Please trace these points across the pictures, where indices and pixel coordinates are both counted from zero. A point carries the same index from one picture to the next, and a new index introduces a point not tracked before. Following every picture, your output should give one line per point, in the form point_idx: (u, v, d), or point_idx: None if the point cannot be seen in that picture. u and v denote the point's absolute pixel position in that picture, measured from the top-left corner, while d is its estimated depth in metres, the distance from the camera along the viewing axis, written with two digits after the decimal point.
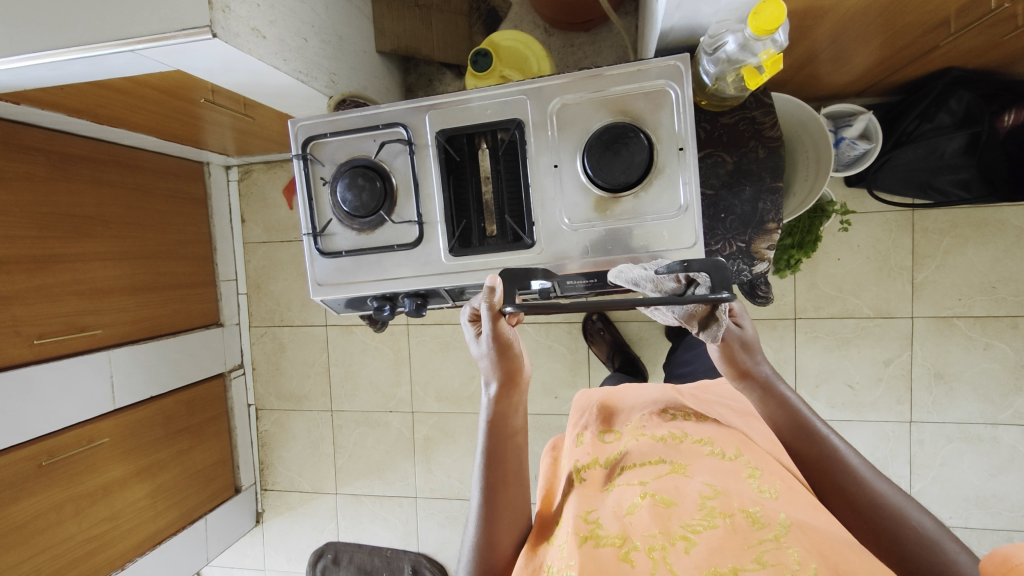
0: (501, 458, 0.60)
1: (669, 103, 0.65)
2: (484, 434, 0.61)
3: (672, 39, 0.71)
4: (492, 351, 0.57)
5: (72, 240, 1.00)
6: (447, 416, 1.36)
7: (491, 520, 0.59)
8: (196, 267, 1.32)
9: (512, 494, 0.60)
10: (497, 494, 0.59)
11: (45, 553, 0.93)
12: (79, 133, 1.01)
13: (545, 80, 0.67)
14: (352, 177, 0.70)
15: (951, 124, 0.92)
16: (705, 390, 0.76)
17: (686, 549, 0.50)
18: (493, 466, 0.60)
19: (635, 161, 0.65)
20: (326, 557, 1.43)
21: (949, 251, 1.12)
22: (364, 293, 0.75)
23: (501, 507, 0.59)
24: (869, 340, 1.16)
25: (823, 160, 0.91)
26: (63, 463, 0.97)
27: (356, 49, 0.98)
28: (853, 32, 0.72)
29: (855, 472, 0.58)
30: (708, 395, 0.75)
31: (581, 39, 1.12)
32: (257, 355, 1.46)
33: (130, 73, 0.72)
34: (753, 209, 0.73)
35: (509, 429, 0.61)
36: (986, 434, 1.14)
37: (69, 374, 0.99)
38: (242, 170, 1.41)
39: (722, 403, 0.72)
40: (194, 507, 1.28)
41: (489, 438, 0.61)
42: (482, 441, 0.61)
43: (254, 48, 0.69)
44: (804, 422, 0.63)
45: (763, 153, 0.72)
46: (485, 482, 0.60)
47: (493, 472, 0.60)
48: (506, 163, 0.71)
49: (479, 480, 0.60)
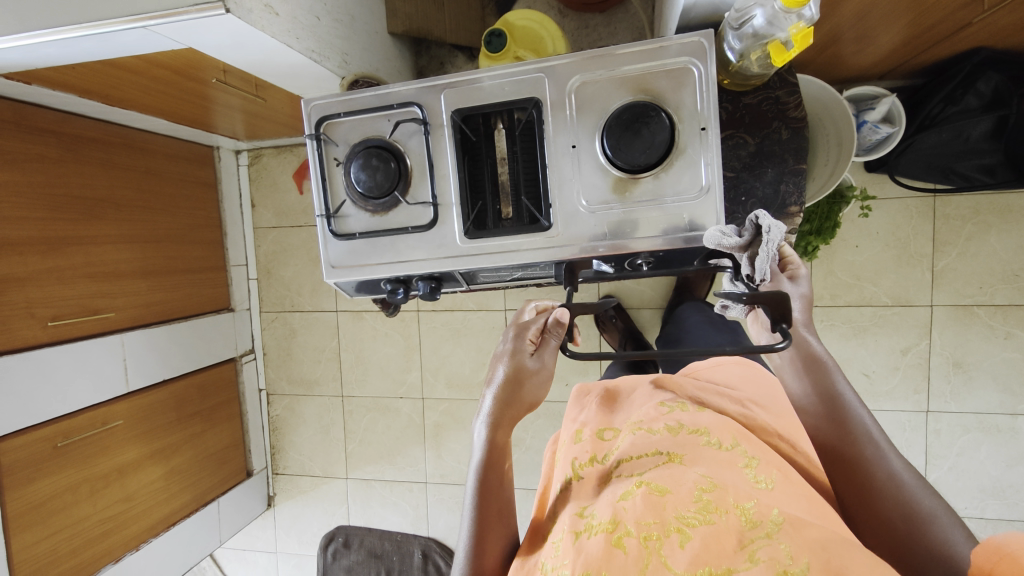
0: (495, 490, 0.62)
1: (691, 82, 0.64)
2: (476, 468, 0.62)
3: (695, 16, 0.69)
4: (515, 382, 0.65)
5: (84, 223, 1.00)
6: (458, 402, 1.36)
7: (478, 558, 0.58)
8: (207, 252, 1.32)
9: (500, 525, 0.60)
10: (485, 528, 0.59)
11: (62, 532, 0.95)
12: (89, 115, 1.00)
13: (561, 58, 0.65)
14: (366, 157, 0.70)
15: (978, 107, 0.90)
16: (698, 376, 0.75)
17: (681, 542, 0.48)
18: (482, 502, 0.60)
19: (656, 141, 0.63)
20: (337, 541, 1.44)
21: (971, 239, 1.09)
22: (378, 275, 0.74)
23: (490, 538, 0.59)
24: (886, 330, 1.14)
25: (844, 144, 0.90)
26: (78, 444, 0.98)
27: (369, 30, 0.96)
28: (881, 6, 0.70)
29: (876, 450, 0.57)
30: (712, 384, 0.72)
31: (596, 20, 1.10)
32: (268, 340, 1.47)
33: (141, 50, 0.71)
34: (775, 192, 0.71)
35: (504, 465, 0.64)
36: (1005, 424, 1.12)
37: (83, 356, 1.00)
38: (252, 154, 1.41)
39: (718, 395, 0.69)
40: (207, 490, 1.29)
41: (482, 471, 0.62)
42: (472, 474, 0.63)
43: (266, 25, 0.67)
44: (837, 397, 0.61)
45: (786, 134, 0.70)
46: (473, 518, 0.60)
47: (482, 506, 0.60)
48: (522, 144, 0.69)
49: (469, 515, 0.60)
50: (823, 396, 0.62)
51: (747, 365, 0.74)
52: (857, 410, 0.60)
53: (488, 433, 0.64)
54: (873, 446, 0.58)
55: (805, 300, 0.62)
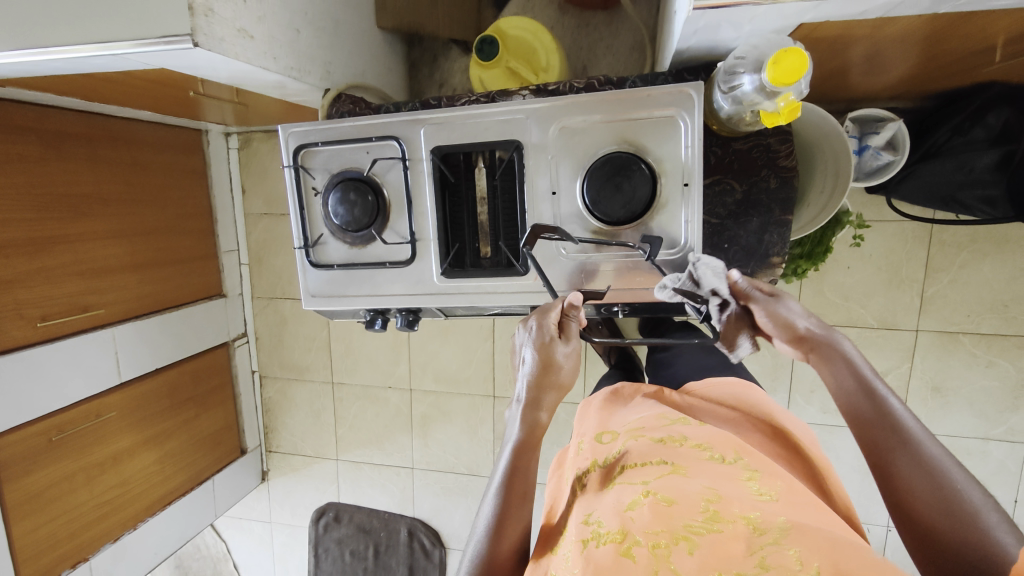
0: (523, 472, 0.58)
1: (677, 134, 0.62)
2: (511, 450, 0.60)
3: (688, 57, 0.66)
4: (535, 369, 0.63)
5: (69, 221, 0.99)
6: (444, 396, 1.39)
7: (497, 534, 0.54)
8: (198, 240, 1.32)
9: (525, 502, 0.57)
10: (510, 502, 0.56)
11: (60, 518, 1.00)
12: (68, 108, 0.98)
13: (544, 100, 0.63)
14: (343, 191, 0.69)
15: (985, 140, 0.87)
16: (692, 393, 0.74)
17: (690, 549, 0.47)
18: (510, 482, 0.57)
19: (636, 196, 0.62)
20: (328, 515, 1.52)
21: (965, 266, 1.08)
22: (357, 306, 0.74)
23: (513, 514, 0.56)
24: (870, 351, 1.15)
25: (841, 177, 0.86)
26: (72, 437, 1.01)
27: (354, 33, 0.93)
28: (888, 48, 0.66)
29: (911, 437, 0.51)
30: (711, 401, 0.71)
31: (598, 18, 1.07)
32: (260, 325, 1.48)
33: (114, 70, 0.69)
34: (759, 241, 0.70)
35: (537, 442, 0.60)
36: (976, 447, 1.14)
37: (75, 353, 1.02)
38: (242, 138, 1.38)
39: (711, 410, 0.70)
40: (201, 469, 1.35)
41: (517, 453, 0.60)
42: (506, 456, 0.60)
43: (240, 51, 0.65)
44: (868, 384, 0.56)
45: (774, 183, 0.68)
46: (498, 496, 0.56)
47: (511, 478, 0.57)
48: (502, 182, 0.68)
49: (496, 487, 0.57)
50: (857, 390, 0.56)
51: (741, 383, 0.73)
52: (887, 398, 0.54)
53: (528, 416, 0.62)
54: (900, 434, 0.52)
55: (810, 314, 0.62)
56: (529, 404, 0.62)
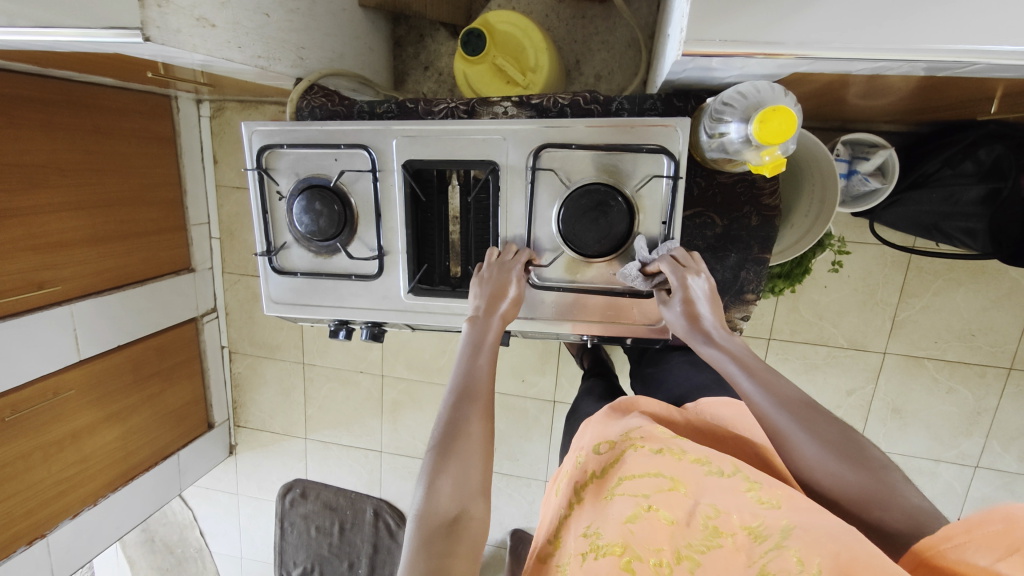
0: (472, 369, 0.55)
1: (658, 170, 0.61)
2: (465, 349, 0.57)
3: (679, 84, 0.63)
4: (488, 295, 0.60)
5: (22, 192, 0.94)
6: (416, 383, 1.38)
7: (455, 423, 0.51)
8: (165, 212, 1.27)
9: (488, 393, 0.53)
10: (465, 403, 0.52)
11: (15, 496, 0.99)
12: (20, 70, 0.91)
13: (522, 123, 0.61)
14: (309, 199, 0.65)
15: (973, 174, 0.86)
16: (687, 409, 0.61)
17: (691, 569, 0.45)
18: (466, 375, 0.54)
19: (612, 231, 0.61)
20: (294, 491, 1.52)
21: (938, 293, 1.08)
22: (320, 315, 0.72)
23: (472, 409, 0.52)
24: (836, 369, 1.16)
25: (826, 205, 0.83)
26: (27, 416, 0.99)
27: (329, 11, 0.86)
28: (888, 85, 0.63)
29: (801, 416, 0.49)
30: (706, 421, 0.58)
31: (594, 11, 1.02)
32: (230, 300, 1.45)
33: (61, 49, 0.63)
34: (734, 276, 0.69)
35: (486, 345, 0.57)
36: (927, 468, 1.17)
37: (28, 332, 0.98)
38: (215, 106, 1.31)
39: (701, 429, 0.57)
40: (166, 444, 1.34)
41: (470, 355, 0.56)
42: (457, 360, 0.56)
43: (199, 42, 0.60)
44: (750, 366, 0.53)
45: (755, 220, 0.67)
46: (451, 399, 0.52)
47: (466, 376, 0.54)
48: (474, 202, 0.65)
49: (449, 392, 0.53)
50: (745, 376, 0.53)
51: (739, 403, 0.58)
52: (770, 378, 0.52)
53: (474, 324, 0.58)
54: (775, 409, 0.50)
55: (707, 293, 0.58)
56: (476, 319, 0.59)
